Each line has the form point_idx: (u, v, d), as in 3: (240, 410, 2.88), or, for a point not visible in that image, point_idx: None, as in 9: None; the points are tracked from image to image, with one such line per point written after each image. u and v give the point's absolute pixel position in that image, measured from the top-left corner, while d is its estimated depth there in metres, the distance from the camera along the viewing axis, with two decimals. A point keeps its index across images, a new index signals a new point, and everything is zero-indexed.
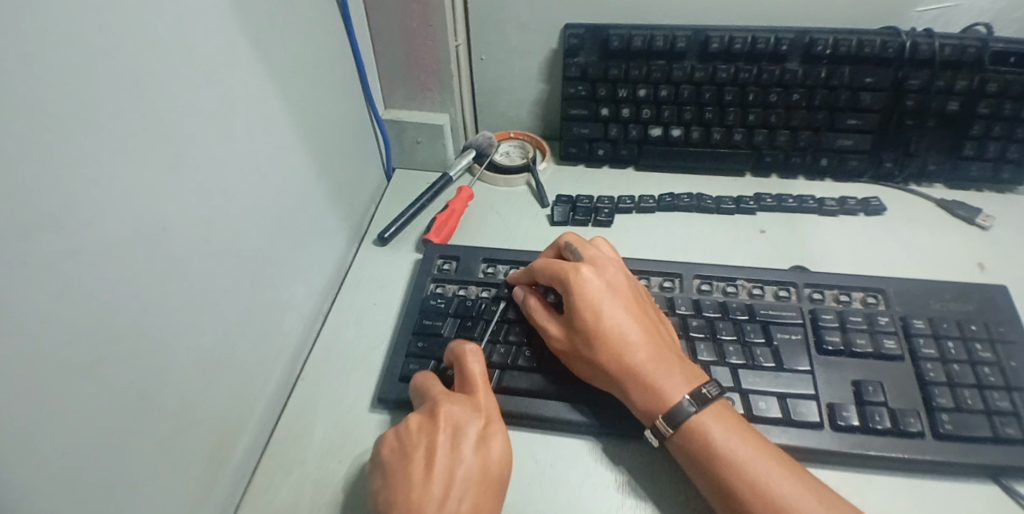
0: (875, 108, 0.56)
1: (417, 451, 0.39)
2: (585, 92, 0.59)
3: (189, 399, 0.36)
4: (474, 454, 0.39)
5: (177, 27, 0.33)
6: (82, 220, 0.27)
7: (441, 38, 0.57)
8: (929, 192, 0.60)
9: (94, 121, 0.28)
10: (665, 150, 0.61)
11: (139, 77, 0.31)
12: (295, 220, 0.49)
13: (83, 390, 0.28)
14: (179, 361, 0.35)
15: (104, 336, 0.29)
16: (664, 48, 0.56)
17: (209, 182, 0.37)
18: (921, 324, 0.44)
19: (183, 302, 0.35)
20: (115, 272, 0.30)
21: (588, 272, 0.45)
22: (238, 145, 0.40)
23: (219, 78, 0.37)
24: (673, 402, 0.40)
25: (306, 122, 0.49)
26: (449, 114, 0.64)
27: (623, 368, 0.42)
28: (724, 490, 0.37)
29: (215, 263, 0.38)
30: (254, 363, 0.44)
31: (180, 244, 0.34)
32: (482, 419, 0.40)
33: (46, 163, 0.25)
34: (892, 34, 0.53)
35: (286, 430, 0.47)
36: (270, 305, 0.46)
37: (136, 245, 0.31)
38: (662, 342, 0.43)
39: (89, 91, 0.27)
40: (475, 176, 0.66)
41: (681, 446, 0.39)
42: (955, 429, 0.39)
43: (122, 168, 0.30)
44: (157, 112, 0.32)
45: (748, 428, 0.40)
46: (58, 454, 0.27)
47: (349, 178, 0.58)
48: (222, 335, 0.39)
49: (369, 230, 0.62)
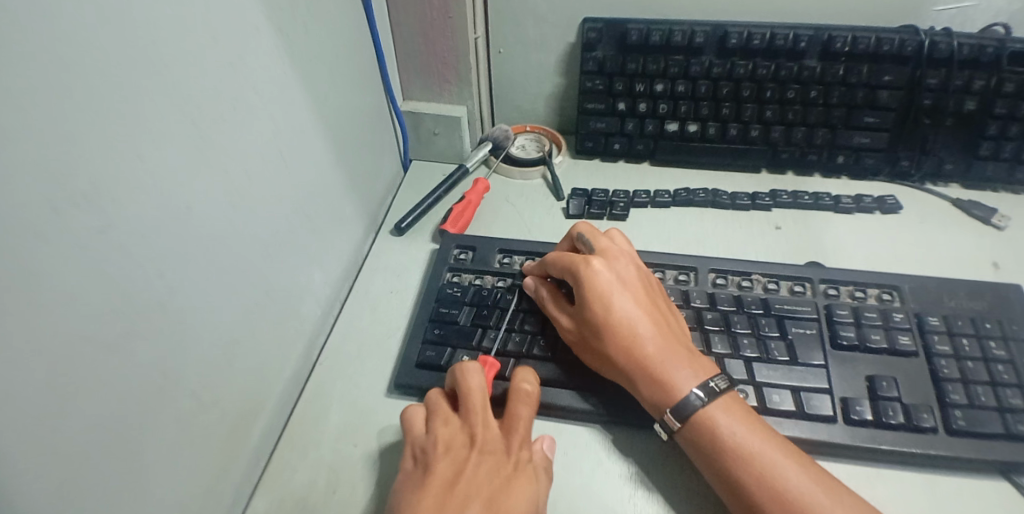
0: (892, 106, 0.56)
1: (444, 474, 0.38)
2: (602, 87, 0.59)
3: (211, 379, 0.37)
4: (499, 492, 0.38)
5: (206, 14, 0.34)
6: (112, 200, 0.28)
7: (460, 30, 0.58)
8: (943, 191, 0.60)
9: (126, 104, 0.29)
10: (680, 146, 0.61)
11: (168, 60, 0.31)
12: (315, 207, 0.49)
13: (111, 365, 0.29)
14: (204, 342, 0.36)
15: (131, 315, 0.30)
16: (681, 43, 0.56)
17: (232, 167, 0.38)
18: (935, 322, 0.44)
19: (206, 284, 0.36)
20: (143, 251, 0.30)
21: (598, 264, 0.46)
22: (262, 132, 0.41)
23: (245, 65, 0.38)
24: (681, 394, 0.40)
25: (327, 111, 0.50)
26: (467, 106, 0.64)
27: (631, 359, 0.42)
28: (732, 484, 0.38)
29: (238, 247, 0.39)
30: (273, 347, 0.44)
31: (204, 227, 0.35)
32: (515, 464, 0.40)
33: (81, 141, 0.26)
34: (909, 32, 0.54)
35: (303, 414, 0.48)
36: (290, 290, 0.46)
37: (163, 228, 0.32)
38: (671, 336, 0.43)
39: (121, 71, 0.28)
40: (490, 169, 0.66)
41: (689, 437, 0.40)
42: (966, 425, 0.40)
43: (151, 151, 0.31)
44: (185, 94, 0.33)
45: (754, 417, 0.40)
46: (84, 428, 0.27)
47: (367, 167, 0.59)
48: (244, 318, 0.40)
49: (384, 219, 0.63)
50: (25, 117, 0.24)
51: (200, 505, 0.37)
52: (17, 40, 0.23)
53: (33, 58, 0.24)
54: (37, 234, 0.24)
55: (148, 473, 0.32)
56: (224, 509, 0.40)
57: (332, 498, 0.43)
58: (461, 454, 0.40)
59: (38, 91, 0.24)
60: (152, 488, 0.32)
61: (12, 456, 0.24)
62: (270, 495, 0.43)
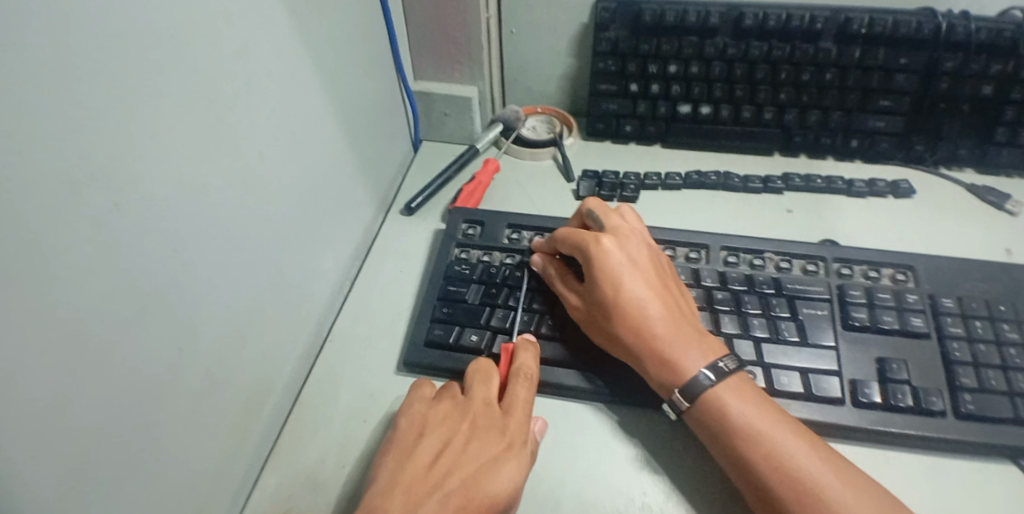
0: (908, 90, 0.55)
1: (433, 447, 0.40)
2: (614, 68, 0.59)
3: (224, 352, 0.37)
4: (481, 468, 0.38)
5: None
6: (126, 173, 0.28)
7: (472, 9, 0.57)
8: (957, 177, 0.59)
9: (142, 80, 0.29)
10: (693, 128, 0.61)
11: (181, 33, 0.31)
12: (326, 186, 0.49)
13: (129, 336, 0.29)
14: (216, 316, 0.36)
15: (148, 288, 0.30)
16: (696, 24, 0.56)
17: (245, 142, 0.38)
18: (948, 304, 0.44)
19: (219, 258, 0.36)
20: (159, 225, 0.31)
21: (610, 244, 0.46)
22: (273, 107, 0.40)
23: (257, 38, 0.38)
24: (690, 374, 0.40)
25: (339, 89, 0.49)
26: (478, 87, 0.64)
27: (642, 340, 0.42)
28: (741, 464, 0.38)
29: (252, 222, 0.39)
30: (284, 323, 0.45)
31: (219, 200, 0.36)
32: (505, 441, 0.40)
33: (94, 113, 0.26)
34: (927, 15, 0.53)
35: (314, 390, 0.49)
36: (301, 267, 0.46)
37: (178, 202, 0.32)
38: (681, 317, 0.43)
39: (136, 45, 0.28)
40: (500, 150, 0.66)
41: (698, 418, 0.40)
42: (976, 409, 0.40)
43: (166, 127, 0.31)
44: (200, 68, 0.33)
45: (766, 401, 0.40)
46: (103, 395, 0.28)
47: (378, 147, 0.59)
48: (256, 293, 0.40)
49: (394, 200, 0.63)
50: (41, 83, 0.24)
51: (213, 476, 0.38)
52: (39, 13, 0.23)
53: (49, 23, 0.24)
54: (60, 204, 0.25)
55: (165, 442, 0.33)
56: (236, 481, 0.41)
57: (343, 473, 0.44)
58: (453, 427, 0.41)
59: (53, 62, 0.24)
60: (167, 459, 0.33)
61: (37, 420, 0.24)
62: (281, 470, 0.44)
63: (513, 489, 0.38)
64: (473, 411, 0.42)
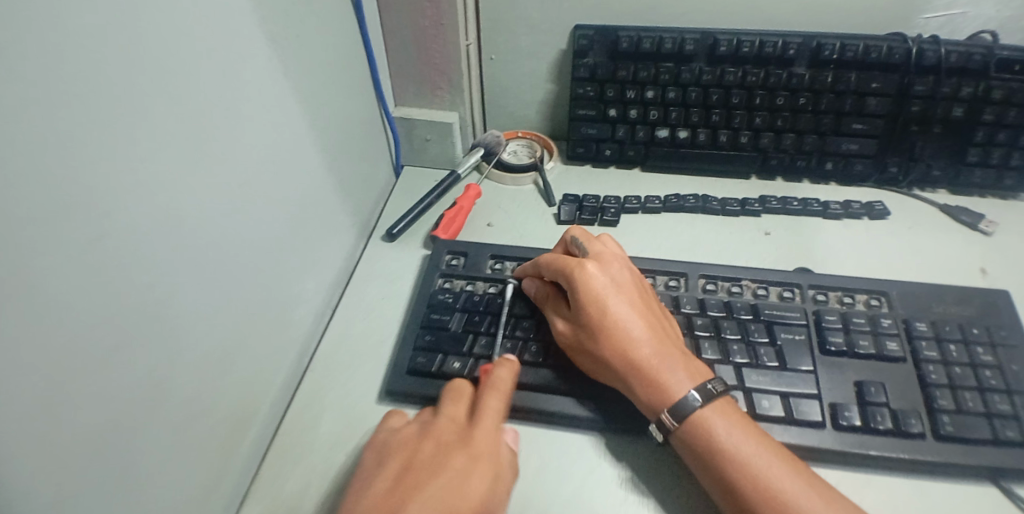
0: (880, 113, 0.56)
1: (400, 462, 0.40)
2: (593, 94, 0.60)
3: (202, 388, 0.37)
4: (447, 482, 0.38)
5: (196, 25, 0.34)
6: (100, 211, 0.28)
7: (452, 36, 0.58)
8: (932, 197, 0.60)
9: (115, 117, 0.28)
10: (671, 152, 0.61)
11: (158, 67, 0.31)
12: (307, 214, 0.49)
13: (101, 376, 0.28)
14: (193, 352, 0.36)
15: (123, 326, 0.30)
16: (672, 50, 0.56)
17: (223, 174, 0.37)
18: (922, 327, 0.44)
19: (199, 289, 0.36)
20: (138, 258, 0.30)
21: (592, 267, 0.46)
22: (251, 139, 0.40)
23: (234, 70, 0.38)
24: (679, 397, 0.40)
25: (318, 118, 0.49)
26: (459, 112, 0.64)
27: (629, 364, 0.42)
28: (723, 485, 0.38)
29: (229, 256, 0.39)
30: (263, 355, 0.44)
31: (199, 232, 0.35)
32: (472, 454, 0.40)
33: (67, 155, 0.26)
34: (898, 40, 0.54)
35: (294, 421, 0.48)
36: (280, 296, 0.46)
37: (154, 238, 0.32)
38: (663, 338, 0.43)
39: (114, 80, 0.28)
40: (482, 174, 0.66)
41: (685, 440, 0.40)
42: (954, 430, 0.40)
43: (143, 163, 0.30)
44: (176, 102, 0.33)
45: (749, 423, 0.40)
46: (75, 439, 0.27)
47: (360, 173, 0.59)
48: (234, 326, 0.40)
49: (377, 226, 0.63)
50: (17, 121, 0.23)
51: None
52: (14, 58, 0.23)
53: (20, 63, 0.23)
54: (32, 246, 0.24)
55: (140, 483, 0.32)
56: None
57: (324, 507, 0.43)
58: (420, 444, 0.41)
59: (28, 105, 0.24)
60: (145, 501, 0.32)
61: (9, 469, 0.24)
62: (262, 505, 0.43)
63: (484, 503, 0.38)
64: (439, 428, 0.41)
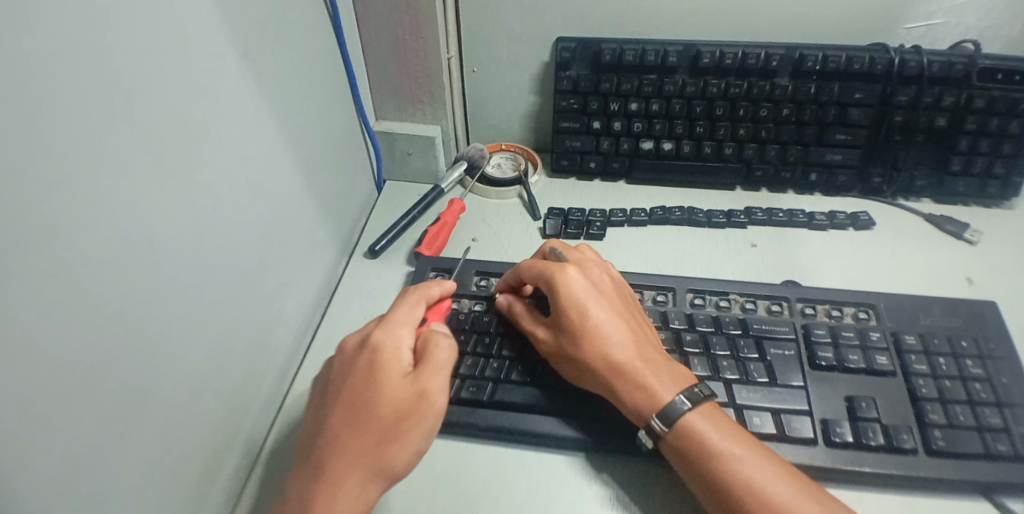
0: (863, 123, 0.56)
1: (327, 382, 0.42)
2: (577, 106, 0.59)
3: (176, 421, 0.35)
4: (356, 382, 0.39)
5: (166, 44, 0.32)
6: (68, 243, 0.26)
7: (433, 50, 0.57)
8: (916, 206, 0.60)
9: (83, 145, 0.27)
10: (655, 164, 0.61)
11: (127, 89, 0.30)
12: (285, 234, 0.48)
13: (69, 416, 0.27)
14: (167, 383, 0.34)
15: (92, 363, 0.28)
16: (655, 63, 0.56)
17: (197, 198, 0.36)
18: (911, 341, 0.44)
19: (173, 318, 0.34)
20: (107, 291, 0.29)
21: (573, 271, 0.45)
22: (226, 159, 0.39)
23: (207, 90, 0.36)
24: (666, 402, 0.39)
25: (296, 135, 0.48)
26: (441, 126, 0.63)
27: (612, 367, 0.41)
28: (708, 488, 0.37)
29: (205, 281, 0.37)
30: (240, 382, 0.43)
31: (171, 259, 0.34)
32: (374, 354, 0.40)
33: (32, 186, 0.24)
34: (880, 50, 0.54)
35: (274, 449, 0.46)
36: (258, 319, 0.45)
37: (126, 268, 0.30)
38: (644, 342, 0.43)
39: (79, 107, 0.27)
40: (465, 188, 0.65)
41: (678, 448, 0.39)
42: (946, 445, 0.39)
43: (113, 191, 0.29)
44: (147, 125, 0.31)
45: (742, 432, 0.39)
46: (42, 486, 0.25)
47: (339, 189, 0.57)
48: (210, 354, 0.38)
49: (358, 242, 0.62)
50: None
51: None
52: None
53: None
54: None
55: None
56: None
57: None
58: (334, 366, 0.42)
59: None
60: None
61: None
62: None
63: (400, 394, 0.39)
64: (347, 346, 0.42)
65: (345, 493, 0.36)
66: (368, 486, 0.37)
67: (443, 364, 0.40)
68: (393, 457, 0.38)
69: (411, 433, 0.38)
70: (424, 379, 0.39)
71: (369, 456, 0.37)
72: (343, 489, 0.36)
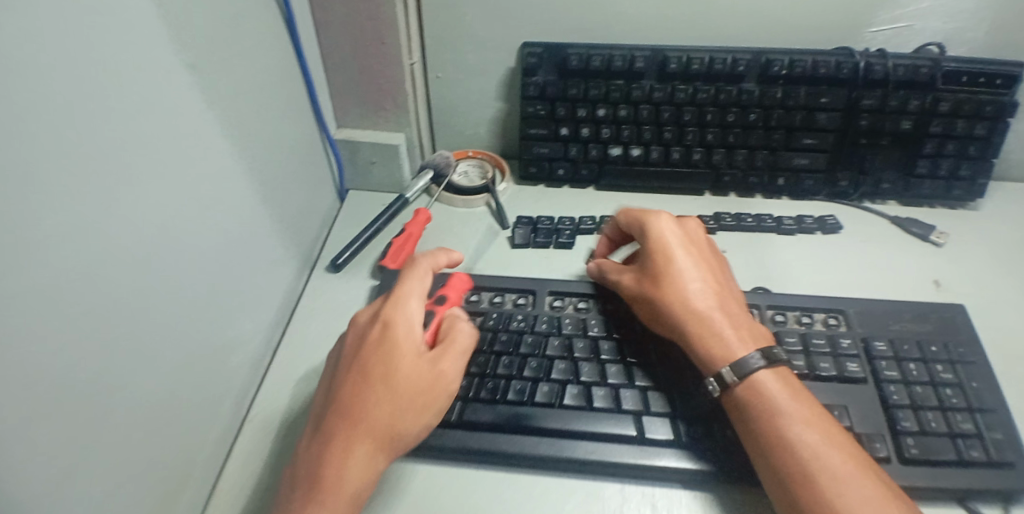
0: (830, 127, 0.56)
1: (341, 353, 0.43)
2: (544, 112, 0.58)
3: (123, 457, 0.33)
4: (369, 353, 0.40)
5: (109, 53, 0.30)
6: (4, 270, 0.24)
7: (395, 57, 0.55)
8: (882, 209, 0.60)
9: (20, 163, 0.25)
10: (624, 170, 0.60)
11: (66, 102, 0.27)
12: (240, 249, 0.45)
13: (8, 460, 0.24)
14: (115, 416, 0.32)
15: (33, 399, 0.26)
16: (622, 68, 0.55)
17: (145, 215, 0.34)
18: (882, 347, 0.44)
19: (121, 346, 0.32)
20: (48, 322, 0.26)
21: (666, 223, 0.48)
22: (176, 173, 0.37)
23: (154, 100, 0.34)
24: (739, 355, 0.41)
25: (250, 146, 0.46)
26: (405, 134, 0.62)
27: (689, 314, 0.43)
28: (765, 443, 0.38)
29: (157, 305, 0.35)
30: (195, 409, 0.40)
31: (118, 282, 0.31)
32: (386, 328, 0.41)
33: None
34: (846, 54, 0.54)
35: (230, 478, 0.44)
36: (213, 342, 0.42)
37: (70, 293, 0.28)
38: (723, 297, 0.45)
39: (11, 123, 0.24)
40: (431, 197, 0.63)
41: (740, 400, 0.40)
42: (920, 453, 0.39)
43: (53, 211, 0.27)
44: (91, 140, 0.29)
45: (804, 392, 0.40)
46: None
47: (298, 201, 0.55)
48: (161, 381, 0.36)
49: (320, 256, 0.59)
50: None
51: None
52: None
53: None
54: None
55: None
56: None
57: None
58: (347, 339, 0.43)
59: None
60: None
61: None
62: None
63: (418, 370, 0.40)
64: (362, 320, 0.43)
65: (356, 458, 0.37)
66: (376, 454, 0.38)
67: (462, 347, 0.43)
68: (403, 426, 0.39)
69: (425, 404, 0.40)
70: (441, 358, 0.41)
71: (381, 426, 0.38)
72: (354, 455, 0.37)
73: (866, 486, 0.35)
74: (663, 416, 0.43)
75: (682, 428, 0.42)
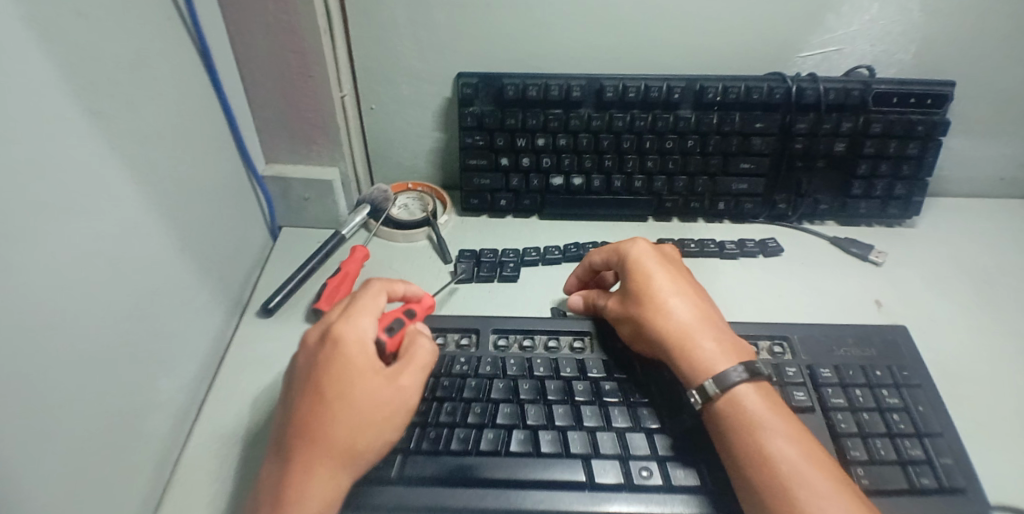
0: (765, 152, 0.56)
1: (294, 372, 0.41)
2: (483, 143, 0.57)
3: None
4: (322, 373, 0.39)
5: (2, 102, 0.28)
6: None
7: (324, 91, 0.53)
8: (821, 230, 0.61)
9: None
10: (567, 199, 0.59)
11: None
12: (160, 301, 0.42)
13: None
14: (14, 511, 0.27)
15: None
16: (559, 97, 0.54)
17: (46, 274, 0.30)
18: (827, 374, 0.43)
19: (23, 428, 0.28)
20: None
21: (639, 246, 0.48)
22: (84, 226, 0.33)
23: (54, 151, 0.31)
24: (719, 369, 0.40)
25: (167, 189, 0.43)
26: (339, 168, 0.59)
27: (673, 331, 0.42)
28: (741, 461, 0.37)
29: (66, 373, 0.31)
30: (109, 486, 0.36)
31: (19, 350, 0.28)
32: (338, 346, 0.39)
33: None
34: (778, 80, 0.55)
35: None
36: (130, 407, 0.38)
37: None
38: (705, 311, 0.44)
39: None
40: (370, 233, 0.61)
41: (716, 417, 0.39)
42: (871, 484, 0.38)
43: None
44: None
45: (782, 408, 0.40)
46: None
47: (224, 243, 0.52)
48: (69, 464, 0.32)
49: (251, 300, 0.56)
50: None
51: None
52: None
53: None
54: None
55: None
56: None
57: None
58: (299, 358, 0.41)
59: None
60: None
61: None
62: None
63: (378, 387, 0.39)
64: (312, 338, 0.41)
65: (317, 480, 0.36)
66: (340, 474, 0.37)
67: (422, 363, 0.41)
68: (366, 443, 0.38)
69: (386, 423, 0.39)
70: (402, 376, 0.40)
71: (342, 447, 0.37)
72: (315, 478, 0.36)
73: (843, 500, 0.34)
74: (613, 459, 0.41)
75: (633, 470, 0.40)
